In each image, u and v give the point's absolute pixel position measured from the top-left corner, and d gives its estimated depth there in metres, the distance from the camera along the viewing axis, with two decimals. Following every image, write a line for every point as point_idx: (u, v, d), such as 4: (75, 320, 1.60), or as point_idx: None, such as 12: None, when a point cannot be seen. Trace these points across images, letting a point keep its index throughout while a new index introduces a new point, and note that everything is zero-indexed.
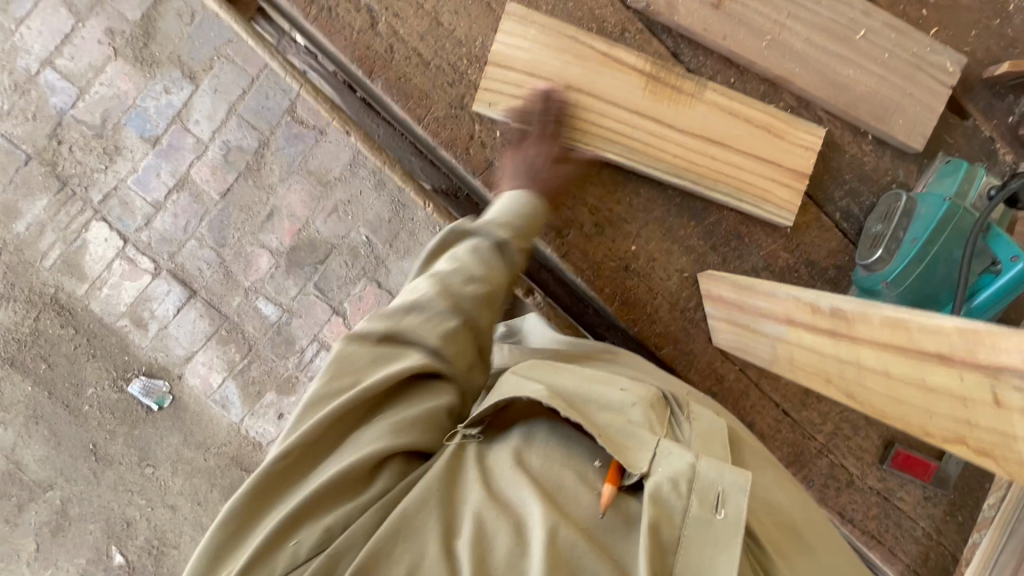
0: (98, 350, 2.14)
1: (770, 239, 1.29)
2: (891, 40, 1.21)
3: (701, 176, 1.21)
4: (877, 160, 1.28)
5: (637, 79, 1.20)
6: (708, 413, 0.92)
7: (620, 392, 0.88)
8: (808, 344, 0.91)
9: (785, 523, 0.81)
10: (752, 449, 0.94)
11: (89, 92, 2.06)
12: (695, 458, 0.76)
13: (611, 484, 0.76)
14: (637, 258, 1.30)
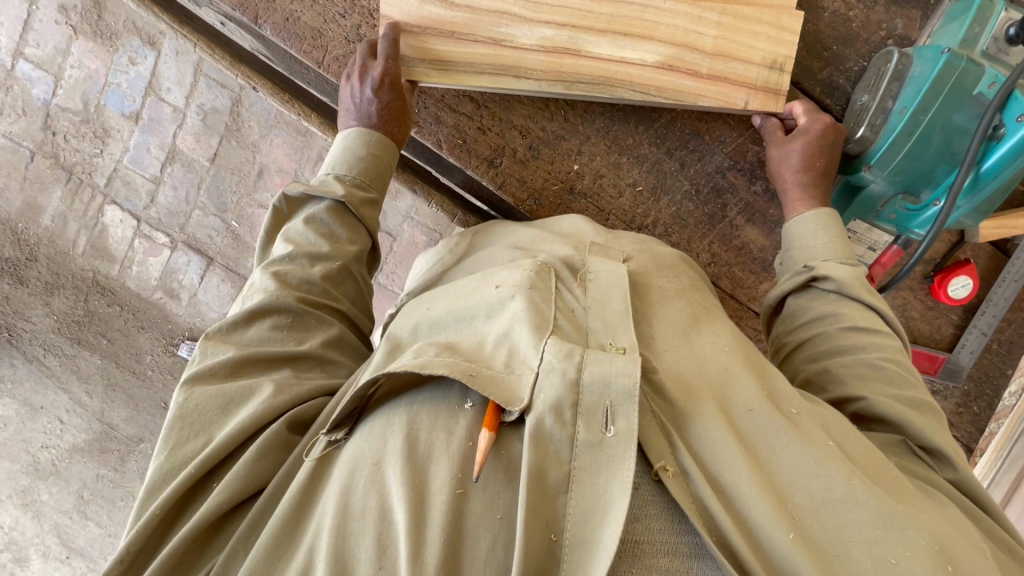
0: (146, 321, 1.79)
1: (735, 132, 0.96)
2: None
3: (660, 91, 0.86)
4: (866, 13, 0.92)
5: None
6: (605, 266, 0.65)
7: (496, 290, 0.61)
8: (566, 47, 0.85)
9: (711, 382, 0.57)
10: (666, 299, 0.66)
11: (64, 77, 1.59)
12: (579, 364, 0.51)
13: (488, 430, 0.49)
14: (582, 176, 0.97)
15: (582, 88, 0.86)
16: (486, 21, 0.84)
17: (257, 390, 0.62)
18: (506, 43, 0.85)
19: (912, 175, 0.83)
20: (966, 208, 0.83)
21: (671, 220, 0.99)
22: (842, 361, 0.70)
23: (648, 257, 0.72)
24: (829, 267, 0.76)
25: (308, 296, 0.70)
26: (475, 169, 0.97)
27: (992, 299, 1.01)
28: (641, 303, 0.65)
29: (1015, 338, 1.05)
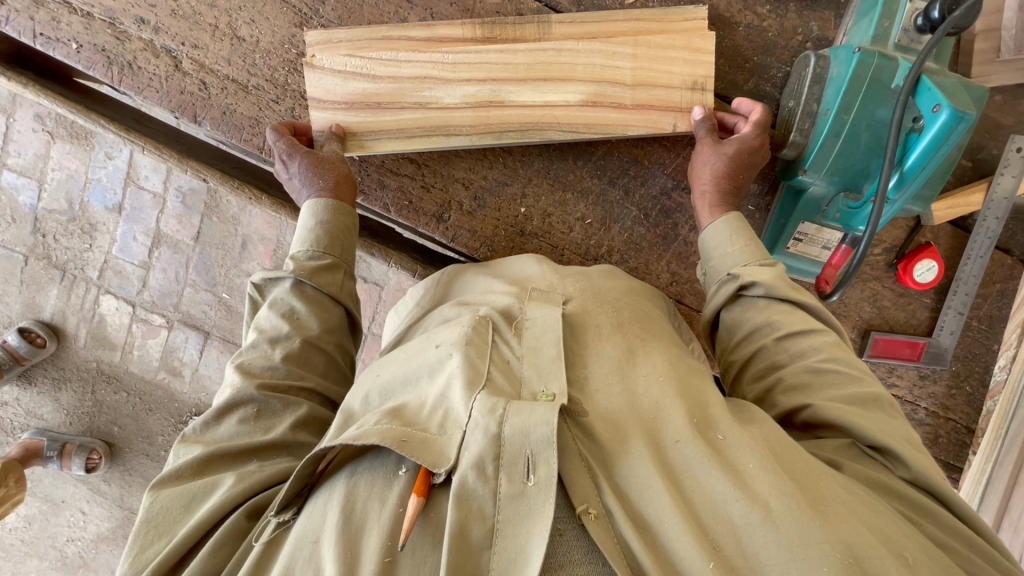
0: (152, 404, 1.80)
1: (673, 153, 0.97)
2: None
3: (588, 127, 0.88)
4: (781, 21, 0.93)
5: (472, 40, 0.89)
6: (542, 311, 0.69)
7: (436, 350, 0.65)
8: (494, 100, 0.88)
9: (643, 416, 0.58)
10: (601, 338, 0.68)
11: (47, 181, 1.65)
12: (501, 418, 0.53)
13: (417, 495, 0.51)
14: (531, 218, 0.99)
15: (510, 137, 0.88)
16: (410, 87, 0.87)
17: (220, 482, 0.63)
18: (432, 105, 0.88)
19: (841, 173, 0.84)
20: (903, 200, 0.81)
21: (625, 246, 1.00)
22: (784, 372, 0.67)
23: (589, 296, 0.74)
24: (753, 273, 0.72)
25: (272, 381, 0.71)
26: (426, 226, 0.98)
27: (961, 278, 0.99)
28: (583, 344, 0.67)
29: (994, 312, 1.03)
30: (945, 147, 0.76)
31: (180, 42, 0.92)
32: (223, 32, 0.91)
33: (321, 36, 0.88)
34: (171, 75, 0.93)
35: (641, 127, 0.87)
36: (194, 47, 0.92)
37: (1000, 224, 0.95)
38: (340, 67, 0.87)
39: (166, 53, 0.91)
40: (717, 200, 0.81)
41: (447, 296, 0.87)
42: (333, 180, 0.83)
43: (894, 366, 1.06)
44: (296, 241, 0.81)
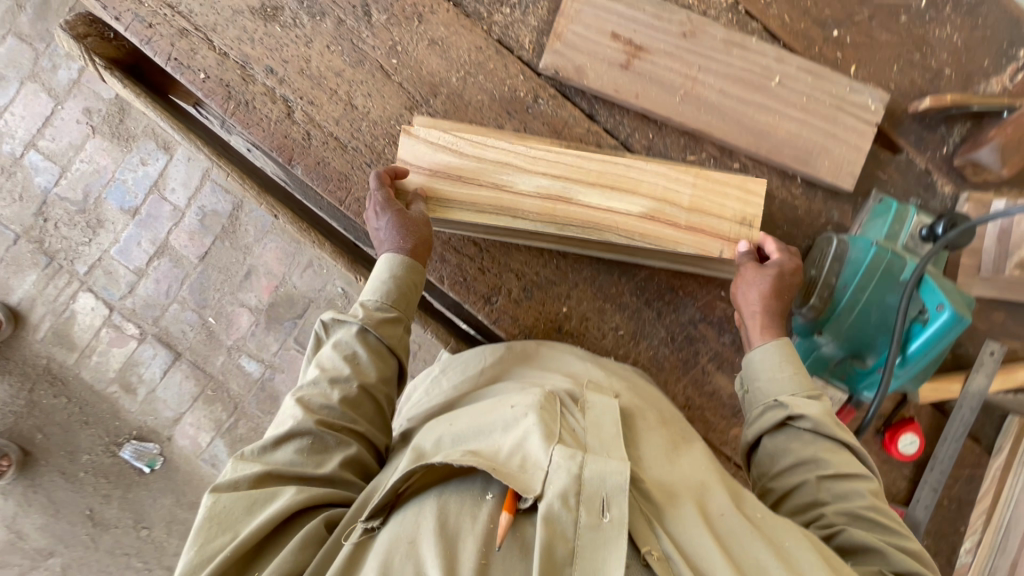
0: (91, 417, 1.89)
1: (705, 289, 1.08)
2: (808, 84, 1.04)
3: (640, 235, 0.96)
4: (809, 203, 1.09)
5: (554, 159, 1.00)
6: (600, 398, 0.77)
7: (512, 410, 0.71)
8: (560, 195, 0.97)
9: (690, 486, 0.68)
10: (648, 428, 0.78)
11: (71, 170, 1.84)
12: (581, 462, 0.60)
13: (508, 511, 0.61)
14: (569, 318, 1.07)
15: (571, 231, 0.96)
16: (490, 169, 0.97)
17: (279, 494, 0.71)
18: (506, 188, 0.97)
19: (853, 339, 0.97)
20: (904, 376, 0.94)
21: (648, 361, 1.08)
22: (827, 510, 0.75)
23: (633, 393, 0.84)
24: (802, 406, 0.82)
25: (329, 419, 0.78)
26: (473, 304, 1.05)
27: (937, 456, 1.10)
28: (635, 429, 0.76)
29: (962, 495, 1.12)
30: (945, 339, 0.90)
31: (297, 96, 1.01)
32: (339, 97, 1.01)
33: (427, 122, 1.00)
34: (280, 120, 1.01)
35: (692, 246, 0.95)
36: (310, 103, 1.01)
37: (974, 414, 1.07)
38: (433, 140, 0.97)
39: (282, 100, 1.00)
40: (766, 321, 0.91)
41: (504, 370, 0.95)
42: (411, 241, 0.89)
43: None
44: (366, 286, 0.89)
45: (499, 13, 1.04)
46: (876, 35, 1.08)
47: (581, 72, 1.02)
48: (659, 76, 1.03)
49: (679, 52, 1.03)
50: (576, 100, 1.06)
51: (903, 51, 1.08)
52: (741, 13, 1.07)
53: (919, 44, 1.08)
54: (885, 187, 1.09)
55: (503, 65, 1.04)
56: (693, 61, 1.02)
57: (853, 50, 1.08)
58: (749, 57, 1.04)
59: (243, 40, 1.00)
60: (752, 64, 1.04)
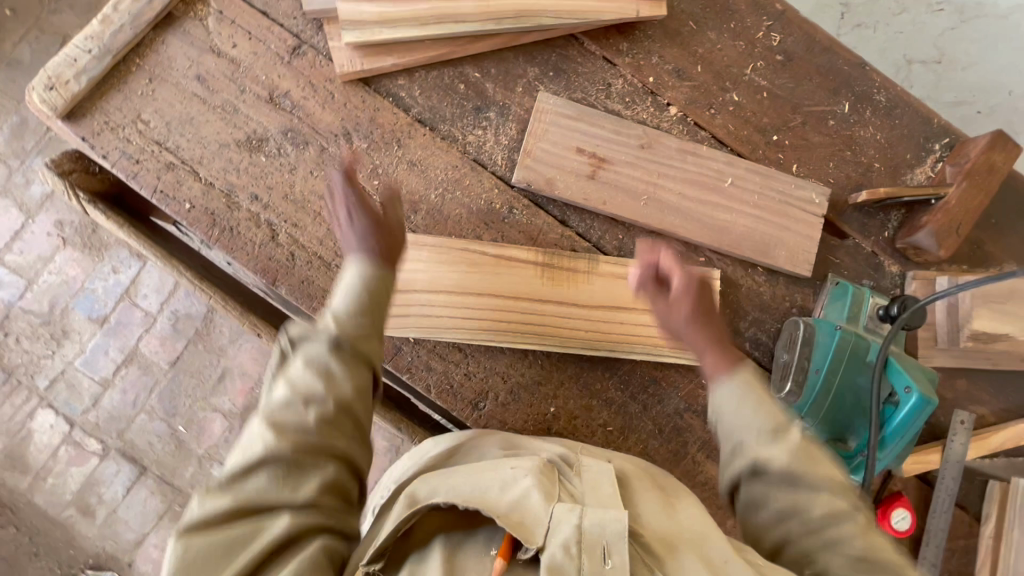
0: (42, 546, 1.73)
1: (687, 378, 1.11)
2: (757, 184, 1.15)
3: (614, 343, 1.07)
4: (773, 289, 1.16)
5: (532, 270, 1.07)
6: (596, 461, 0.84)
7: (511, 469, 0.77)
8: (540, 312, 1.05)
9: (683, 534, 0.75)
10: (643, 487, 0.85)
11: (37, 282, 1.80)
12: (581, 514, 0.69)
13: (503, 558, 0.69)
14: (558, 418, 1.07)
15: (552, 345, 1.05)
16: (474, 290, 1.04)
17: (306, 423, 0.71)
18: (492, 307, 1.04)
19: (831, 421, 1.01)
20: (887, 457, 0.97)
21: (639, 455, 1.09)
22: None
23: (627, 462, 0.92)
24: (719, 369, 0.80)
25: (342, 335, 0.77)
26: (461, 411, 1.05)
27: (931, 530, 1.11)
28: (636, 491, 0.83)
29: (960, 567, 1.13)
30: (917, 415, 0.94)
31: (281, 218, 1.05)
32: (323, 218, 1.05)
33: (409, 238, 1.05)
34: (264, 242, 1.04)
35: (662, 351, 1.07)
36: (294, 225, 1.05)
37: (957, 483, 1.10)
38: (419, 266, 1.04)
39: (266, 224, 1.04)
40: None
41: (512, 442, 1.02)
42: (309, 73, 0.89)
43: None
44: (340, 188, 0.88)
45: (472, 134, 1.13)
46: (810, 138, 1.21)
47: (552, 183, 1.10)
48: (623, 183, 1.12)
49: (639, 162, 1.13)
50: (549, 207, 1.13)
51: (835, 150, 1.21)
52: (690, 123, 1.18)
53: (849, 143, 1.21)
54: (839, 270, 1.18)
55: (479, 181, 1.11)
56: (652, 169, 1.13)
57: (792, 151, 1.20)
58: (702, 162, 1.14)
59: (228, 170, 1.05)
60: (705, 169, 1.14)
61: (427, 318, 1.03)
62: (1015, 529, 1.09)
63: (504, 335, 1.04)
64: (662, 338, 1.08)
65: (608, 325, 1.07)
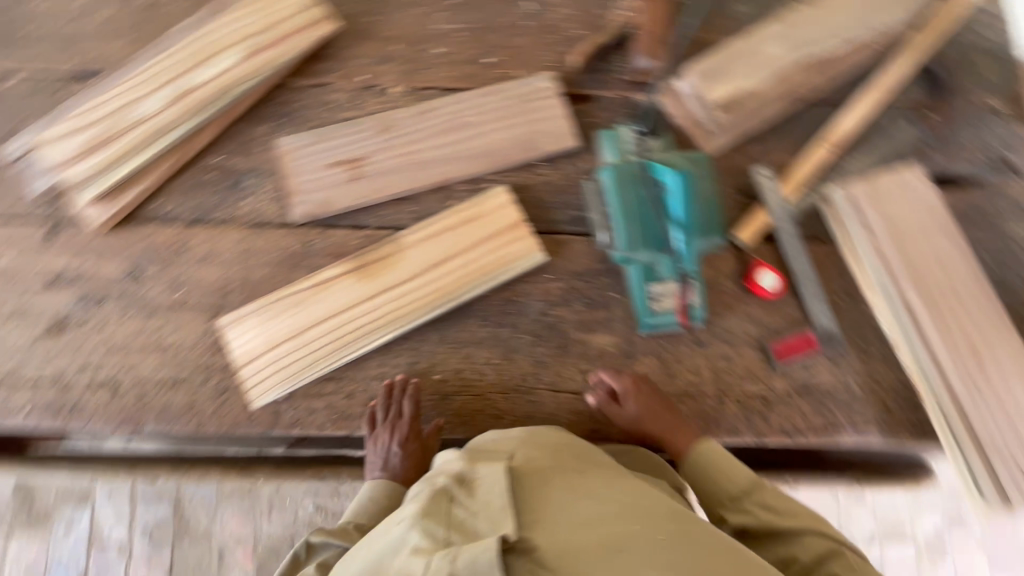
0: None
1: (534, 283, 1.19)
2: (493, 102, 1.26)
3: (453, 292, 1.14)
4: (561, 171, 1.26)
5: (349, 278, 1.13)
6: (487, 470, 0.88)
7: (399, 527, 0.81)
8: (374, 307, 1.12)
9: (581, 528, 0.80)
10: (548, 480, 0.89)
11: None
12: (455, 557, 0.71)
13: None
14: (448, 380, 1.14)
15: (402, 325, 1.11)
16: (310, 324, 1.10)
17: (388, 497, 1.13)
18: (333, 328, 1.10)
19: (651, 236, 1.09)
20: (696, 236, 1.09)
21: (534, 367, 1.15)
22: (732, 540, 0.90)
23: (529, 445, 1.00)
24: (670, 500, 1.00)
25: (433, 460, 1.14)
26: (364, 426, 1.10)
27: (797, 272, 1.20)
28: (535, 489, 0.87)
29: (846, 287, 1.20)
30: (694, 186, 1.08)
31: (117, 370, 1.10)
32: (152, 348, 1.11)
33: (231, 317, 1.11)
34: (114, 399, 1.09)
35: (495, 273, 1.16)
36: (131, 368, 1.10)
37: (792, 223, 1.22)
38: (252, 334, 1.10)
39: (107, 382, 1.09)
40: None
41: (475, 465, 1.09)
42: None
43: (805, 365, 1.17)
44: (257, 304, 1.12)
45: (241, 205, 1.20)
46: (518, 40, 1.32)
47: (330, 203, 1.19)
48: (386, 168, 1.21)
49: (389, 143, 1.22)
50: (338, 223, 1.19)
51: (543, 37, 1.32)
52: (416, 88, 1.28)
53: (551, 26, 1.33)
54: (603, 124, 1.28)
55: (268, 237, 1.17)
56: (403, 142, 1.22)
57: (511, 59, 1.31)
58: (439, 112, 1.25)
59: (51, 360, 1.10)
60: (445, 116, 1.25)
61: (287, 370, 1.09)
62: (847, 228, 1.17)
63: (358, 344, 1.10)
64: (489, 264, 1.16)
65: (437, 282, 1.14)
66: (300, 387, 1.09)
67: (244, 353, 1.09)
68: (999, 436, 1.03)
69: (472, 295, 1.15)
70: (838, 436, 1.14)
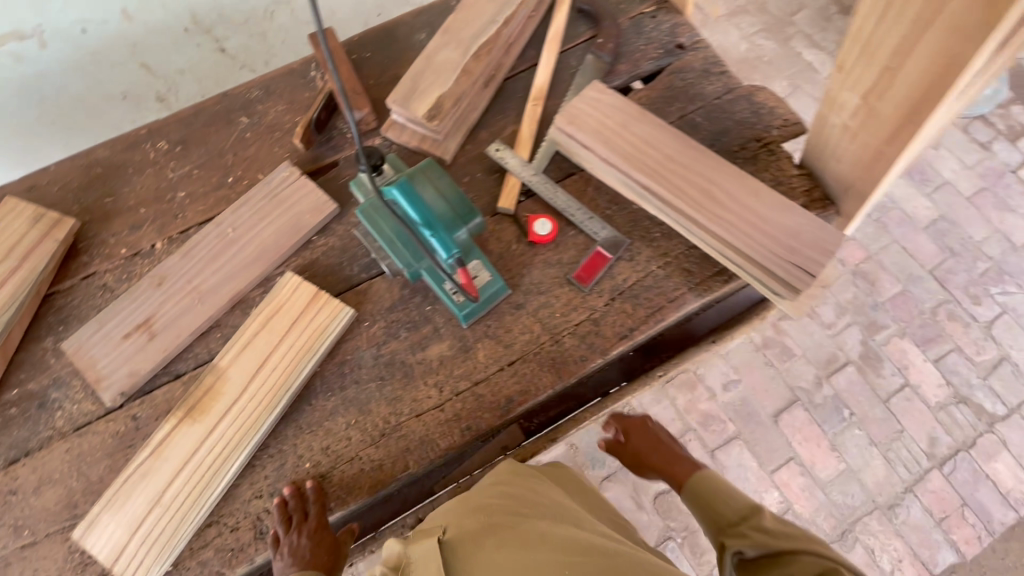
0: None
1: (355, 336, 1.25)
2: (246, 209, 1.35)
3: (283, 385, 1.18)
4: (335, 234, 1.36)
5: (183, 425, 1.15)
6: (423, 547, 1.03)
7: None
8: (216, 438, 1.13)
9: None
10: (473, 540, 1.03)
11: None
12: None
13: None
14: (319, 462, 1.15)
15: (249, 440, 1.13)
16: (163, 488, 1.10)
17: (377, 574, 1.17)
18: (186, 478, 1.10)
19: (412, 249, 1.21)
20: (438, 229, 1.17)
21: (389, 406, 1.19)
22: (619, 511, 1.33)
23: (460, 512, 1.12)
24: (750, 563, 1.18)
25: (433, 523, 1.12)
26: (260, 550, 1.09)
27: (561, 207, 1.34)
28: (468, 553, 0.99)
29: (607, 197, 1.36)
30: (413, 189, 1.17)
31: None
32: None
33: (83, 526, 1.08)
34: None
35: (314, 348, 1.21)
36: None
37: (536, 172, 1.37)
38: (110, 530, 1.07)
39: None
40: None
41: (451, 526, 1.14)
42: None
43: (609, 273, 1.29)
44: (102, 500, 1.10)
45: (54, 419, 1.19)
46: (248, 152, 1.44)
47: (135, 373, 1.20)
48: (176, 314, 1.25)
49: (168, 291, 1.27)
50: (157, 383, 1.22)
51: (268, 139, 1.45)
52: (177, 235, 1.36)
53: (270, 128, 1.47)
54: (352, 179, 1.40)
55: (92, 433, 1.17)
56: (181, 284, 1.28)
57: (249, 169, 1.43)
58: (203, 242, 1.32)
59: None
60: (209, 243, 1.32)
61: (158, 541, 1.07)
62: (576, 154, 1.35)
63: (216, 480, 1.11)
64: (305, 343, 1.21)
65: (265, 385, 1.18)
66: (181, 550, 1.07)
67: (110, 551, 1.06)
68: (758, 242, 1.16)
69: (304, 378, 1.20)
70: (664, 314, 1.25)
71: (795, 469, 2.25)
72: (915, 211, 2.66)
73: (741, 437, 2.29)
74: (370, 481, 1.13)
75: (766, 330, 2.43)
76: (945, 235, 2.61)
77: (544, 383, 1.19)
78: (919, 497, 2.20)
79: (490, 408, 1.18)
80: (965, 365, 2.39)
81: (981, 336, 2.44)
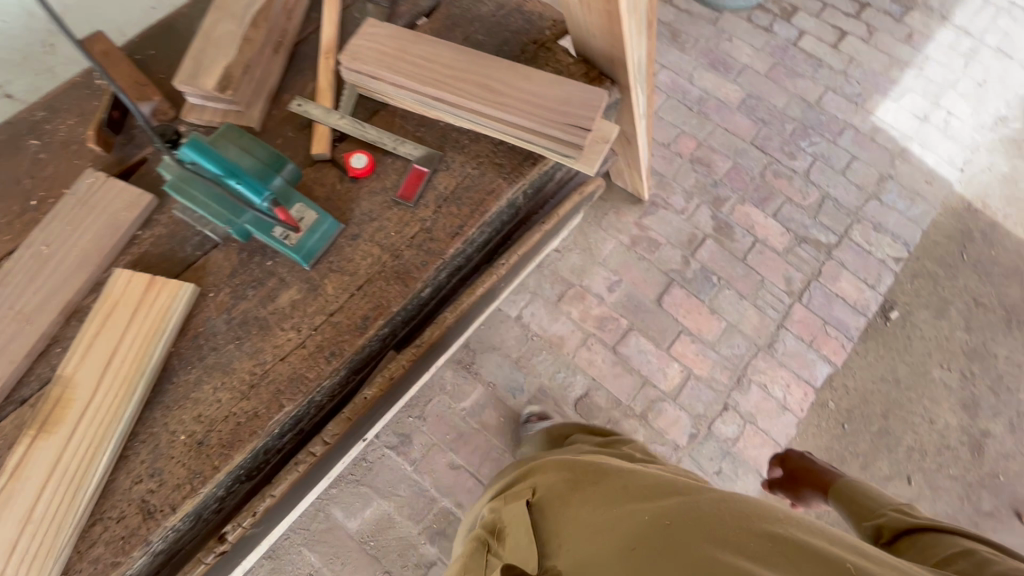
0: None
1: (202, 310, 1.27)
2: (55, 223, 1.31)
3: (135, 372, 1.17)
4: (158, 223, 1.35)
5: (41, 441, 1.12)
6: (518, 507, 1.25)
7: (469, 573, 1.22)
8: (77, 440, 1.12)
9: (582, 525, 1.09)
10: (561, 497, 1.20)
11: None
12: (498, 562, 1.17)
13: None
14: (193, 432, 1.16)
15: (111, 432, 1.12)
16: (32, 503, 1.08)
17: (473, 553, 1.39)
18: (54, 486, 1.08)
19: (227, 204, 1.28)
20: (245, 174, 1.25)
21: (252, 360, 1.22)
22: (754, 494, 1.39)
23: (553, 477, 1.30)
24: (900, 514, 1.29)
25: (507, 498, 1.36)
26: (151, 528, 1.09)
27: (373, 140, 1.42)
28: (559, 506, 1.17)
29: (413, 121, 1.45)
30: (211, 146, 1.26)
31: None
32: None
33: None
34: None
35: (159, 330, 1.21)
36: None
37: (341, 115, 1.44)
38: None
39: None
40: None
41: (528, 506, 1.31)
42: None
43: (431, 185, 1.38)
44: None
45: None
46: (45, 172, 1.40)
47: None
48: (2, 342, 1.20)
49: None
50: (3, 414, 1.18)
51: (64, 155, 1.42)
52: None
53: (62, 144, 1.43)
54: None
55: None
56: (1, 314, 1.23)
57: (51, 188, 1.39)
58: (16, 267, 1.27)
59: None
60: (23, 266, 1.27)
61: (38, 552, 1.04)
62: (372, 89, 1.44)
63: (88, 478, 1.09)
64: (149, 328, 1.21)
65: (115, 378, 1.17)
66: (68, 555, 1.06)
67: None
68: (529, 118, 1.32)
69: (158, 360, 1.20)
70: (488, 205, 1.36)
71: (687, 339, 2.49)
72: (726, 96, 3.01)
73: (635, 327, 2.51)
74: (249, 432, 1.16)
75: (631, 230, 2.67)
76: (755, 109, 2.98)
77: (395, 295, 1.28)
78: (790, 329, 2.52)
79: (352, 333, 1.25)
80: (798, 210, 2.75)
81: (804, 184, 2.81)
